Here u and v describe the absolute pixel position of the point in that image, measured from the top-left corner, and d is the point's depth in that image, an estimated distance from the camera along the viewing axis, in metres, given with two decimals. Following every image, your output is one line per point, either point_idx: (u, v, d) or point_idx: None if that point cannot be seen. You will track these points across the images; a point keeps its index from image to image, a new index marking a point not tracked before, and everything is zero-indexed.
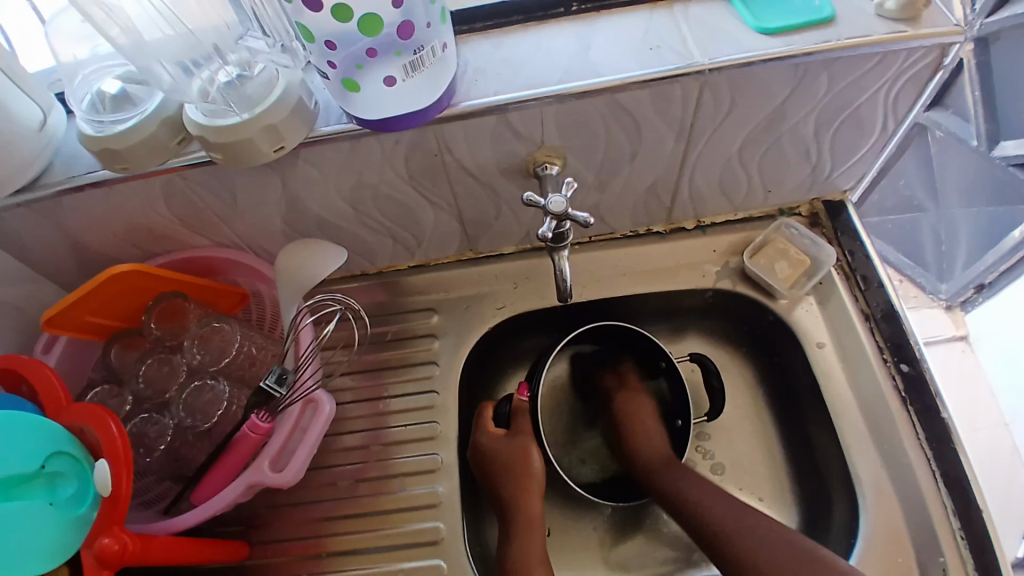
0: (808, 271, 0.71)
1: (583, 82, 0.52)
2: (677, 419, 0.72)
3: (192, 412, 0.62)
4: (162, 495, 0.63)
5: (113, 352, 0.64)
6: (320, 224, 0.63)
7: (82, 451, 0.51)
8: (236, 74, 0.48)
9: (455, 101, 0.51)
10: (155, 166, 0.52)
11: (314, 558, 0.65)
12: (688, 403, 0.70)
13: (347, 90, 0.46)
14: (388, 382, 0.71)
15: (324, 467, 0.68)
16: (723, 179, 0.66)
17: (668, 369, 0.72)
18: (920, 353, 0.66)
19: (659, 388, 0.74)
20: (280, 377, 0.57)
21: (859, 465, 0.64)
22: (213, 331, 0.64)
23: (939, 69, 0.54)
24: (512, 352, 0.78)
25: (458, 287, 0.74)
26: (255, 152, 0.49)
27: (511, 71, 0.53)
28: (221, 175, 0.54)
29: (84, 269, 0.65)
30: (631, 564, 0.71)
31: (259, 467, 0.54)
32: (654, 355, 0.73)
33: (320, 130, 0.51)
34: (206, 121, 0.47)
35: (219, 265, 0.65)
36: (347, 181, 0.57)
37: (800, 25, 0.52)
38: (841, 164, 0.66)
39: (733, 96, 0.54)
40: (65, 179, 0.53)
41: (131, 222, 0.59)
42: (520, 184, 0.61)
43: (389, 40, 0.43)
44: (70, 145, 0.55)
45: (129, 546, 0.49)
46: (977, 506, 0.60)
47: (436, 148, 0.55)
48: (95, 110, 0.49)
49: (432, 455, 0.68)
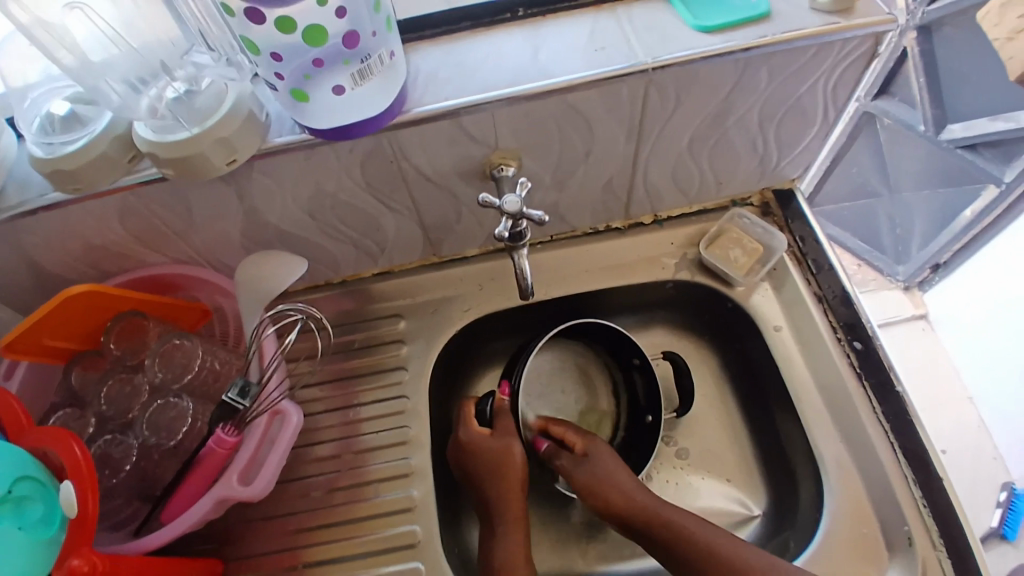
0: (762, 258, 0.73)
1: (532, 84, 0.52)
2: (648, 415, 0.73)
3: (157, 429, 0.62)
4: (134, 516, 0.61)
5: (74, 375, 0.63)
6: (281, 235, 0.63)
7: (47, 475, 0.51)
8: (183, 90, 0.48)
9: (407, 108, 0.51)
10: (107, 185, 0.51)
11: (291, 570, 0.64)
12: (660, 399, 0.71)
13: (297, 100, 0.46)
14: (359, 389, 0.72)
15: (297, 479, 0.68)
16: (676, 173, 0.68)
17: (642, 366, 0.73)
18: (872, 331, 0.69)
19: (634, 382, 0.75)
20: (243, 390, 0.56)
21: (821, 443, 0.67)
22: (173, 348, 0.64)
23: (874, 58, 0.57)
24: (480, 353, 0.79)
25: (425, 292, 0.75)
26: (208, 165, 0.48)
27: (461, 76, 0.54)
28: (177, 190, 0.54)
29: (42, 292, 0.64)
30: (610, 555, 0.72)
31: (229, 480, 0.54)
32: (629, 352, 0.74)
33: (274, 141, 0.51)
34: (155, 138, 0.47)
35: (179, 281, 0.64)
36: (304, 191, 0.57)
37: (737, 22, 0.54)
38: (789, 153, 0.69)
39: (679, 93, 0.56)
40: (19, 202, 0.52)
41: (87, 242, 0.58)
42: (478, 186, 0.62)
43: (337, 50, 0.43)
44: (21, 167, 0.54)
45: (99, 566, 0.48)
46: (937, 475, 0.63)
47: (391, 154, 0.55)
48: (44, 132, 0.48)
49: (405, 459, 0.68)
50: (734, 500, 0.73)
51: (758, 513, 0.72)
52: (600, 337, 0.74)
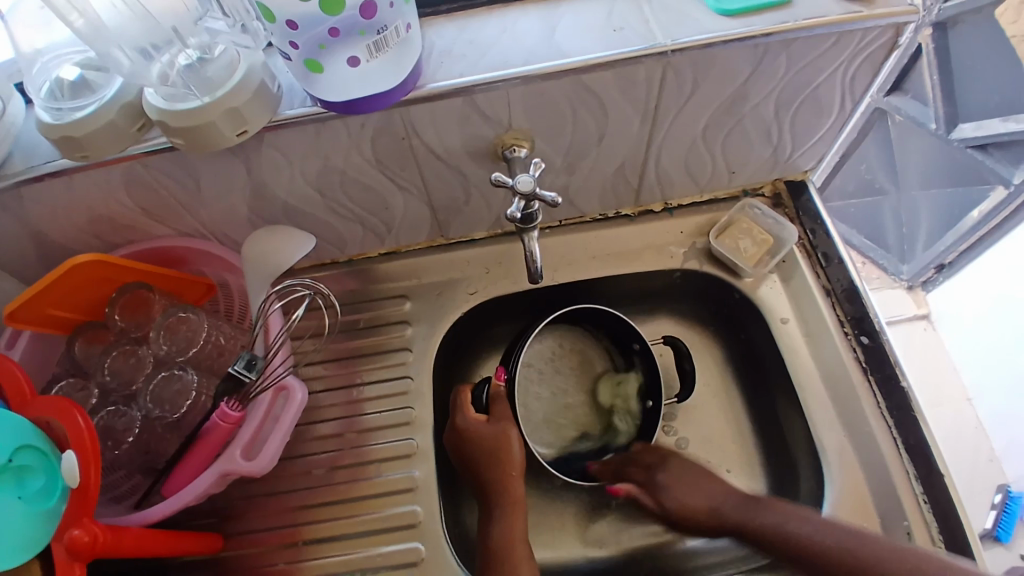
0: (772, 249, 0.73)
1: (548, 63, 0.52)
2: (649, 400, 0.73)
3: (159, 403, 0.62)
4: (133, 489, 0.62)
5: (77, 346, 0.62)
6: (287, 210, 0.63)
7: (48, 444, 0.50)
8: (196, 57, 0.47)
9: (421, 84, 0.51)
10: (115, 154, 0.51)
11: (291, 547, 0.64)
12: (659, 385, 0.71)
13: (311, 71, 0.46)
14: (362, 368, 0.71)
15: (297, 457, 0.68)
16: (688, 161, 0.67)
17: (642, 350, 0.72)
18: (879, 326, 0.68)
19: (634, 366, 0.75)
20: (249, 363, 0.56)
21: (822, 434, 0.67)
22: (178, 321, 0.63)
23: (893, 49, 0.56)
24: (484, 337, 0.78)
25: (431, 273, 0.74)
26: (217, 136, 0.48)
27: (476, 53, 0.53)
28: (185, 162, 0.53)
29: (46, 262, 0.63)
30: (610, 541, 0.72)
31: (230, 455, 0.54)
32: (629, 338, 0.73)
33: (284, 113, 0.50)
34: (165, 106, 0.47)
35: (185, 255, 0.64)
36: (314, 166, 0.57)
37: (757, 7, 0.53)
38: (802, 144, 0.68)
39: (696, 78, 0.55)
40: (25, 169, 0.52)
41: (92, 211, 0.58)
42: (488, 167, 0.62)
43: (352, 20, 0.43)
44: (29, 134, 0.54)
45: (100, 537, 0.49)
46: (939, 472, 0.62)
47: (403, 131, 0.54)
48: (53, 98, 0.48)
49: (407, 440, 0.68)
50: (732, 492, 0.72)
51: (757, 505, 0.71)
52: (601, 322, 0.74)
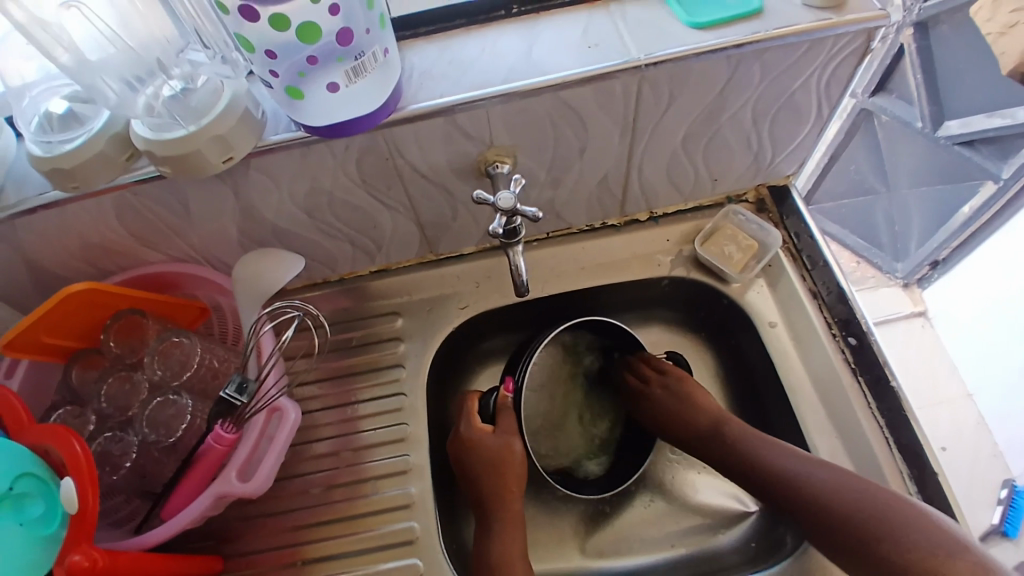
0: (757, 254, 0.74)
1: (526, 81, 0.53)
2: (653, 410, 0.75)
3: (155, 427, 0.62)
4: (132, 514, 0.63)
5: (73, 373, 0.63)
6: (277, 232, 0.64)
7: (48, 471, 0.51)
8: (180, 88, 0.49)
9: (402, 105, 0.52)
10: (105, 183, 0.52)
11: (291, 566, 0.65)
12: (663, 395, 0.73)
13: (292, 98, 0.47)
14: (357, 387, 0.72)
15: (295, 476, 0.68)
16: (671, 170, 0.68)
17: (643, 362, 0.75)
18: (867, 327, 0.68)
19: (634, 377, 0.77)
20: (241, 386, 0.56)
21: (815, 438, 0.67)
22: (172, 346, 0.64)
23: (866, 54, 0.57)
24: (477, 351, 0.79)
25: (422, 289, 0.75)
26: (203, 163, 0.49)
27: (455, 73, 0.54)
28: (174, 189, 0.54)
29: (41, 290, 0.64)
30: (608, 550, 0.72)
31: (225, 478, 0.54)
32: (628, 349, 0.75)
33: (269, 138, 0.51)
34: (152, 136, 0.48)
35: (177, 279, 0.65)
36: (301, 189, 0.58)
37: (729, 19, 0.54)
38: (783, 149, 0.69)
39: (673, 89, 0.56)
40: (17, 201, 0.53)
41: (84, 240, 0.59)
42: (474, 183, 0.63)
43: (329, 47, 0.44)
44: (19, 166, 0.55)
45: (100, 562, 0.49)
46: (932, 472, 0.62)
47: (387, 151, 0.56)
48: (43, 131, 0.49)
49: (403, 456, 0.69)
50: (728, 495, 0.73)
51: (755, 509, 0.72)
52: (599, 335, 0.76)
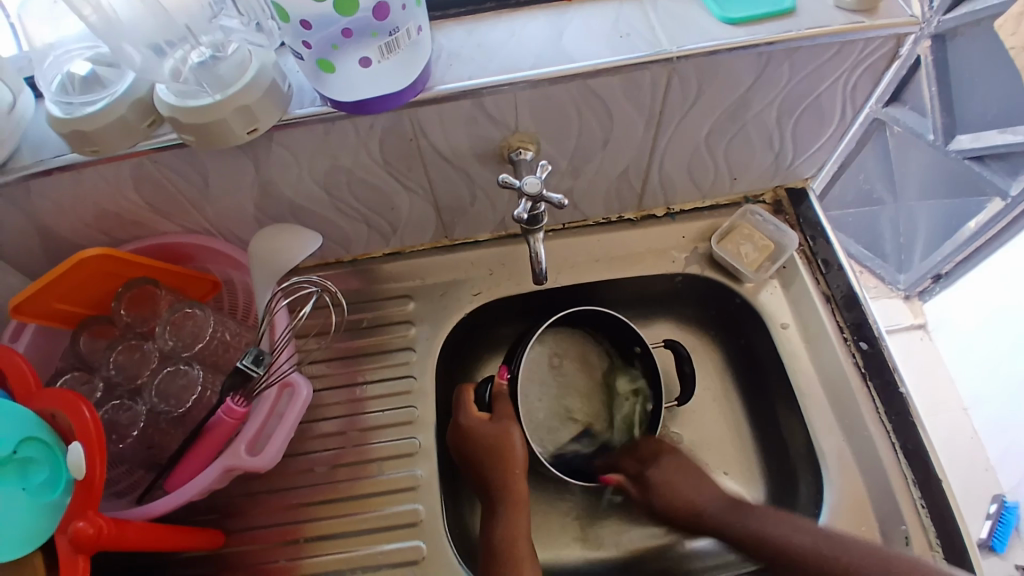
0: (772, 255, 0.73)
1: (556, 68, 0.52)
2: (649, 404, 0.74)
3: (165, 397, 0.62)
4: (133, 486, 0.62)
5: (82, 340, 0.62)
6: (294, 209, 0.63)
7: (53, 437, 0.50)
8: (209, 54, 0.48)
9: (430, 85, 0.52)
10: (125, 149, 0.51)
11: (291, 543, 0.65)
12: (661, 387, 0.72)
13: (323, 71, 0.46)
14: (365, 368, 0.72)
15: (299, 454, 0.68)
16: (691, 167, 0.68)
17: (643, 353, 0.74)
18: (878, 332, 0.69)
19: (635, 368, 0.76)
20: (257, 357, 0.56)
21: (822, 439, 0.67)
22: (185, 317, 0.64)
23: (894, 59, 0.57)
24: (487, 338, 0.79)
25: (435, 274, 0.75)
26: (228, 132, 0.49)
27: (484, 56, 0.54)
28: (194, 159, 0.54)
29: (52, 256, 0.64)
30: (608, 543, 0.72)
31: (236, 451, 0.54)
32: (628, 340, 0.74)
33: (293, 113, 0.51)
34: (177, 102, 0.47)
35: (191, 252, 0.64)
36: (323, 165, 0.57)
37: (761, 16, 0.54)
38: (804, 151, 0.69)
39: (700, 84, 0.56)
40: (34, 163, 0.52)
41: (100, 207, 0.58)
42: (495, 169, 0.62)
43: (365, 21, 0.43)
44: (37, 129, 0.54)
45: (105, 529, 0.49)
46: (937, 478, 0.63)
47: (412, 131, 0.55)
48: (64, 91, 0.48)
49: (409, 439, 0.69)
50: (731, 494, 0.73)
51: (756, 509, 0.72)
52: (598, 326, 0.75)
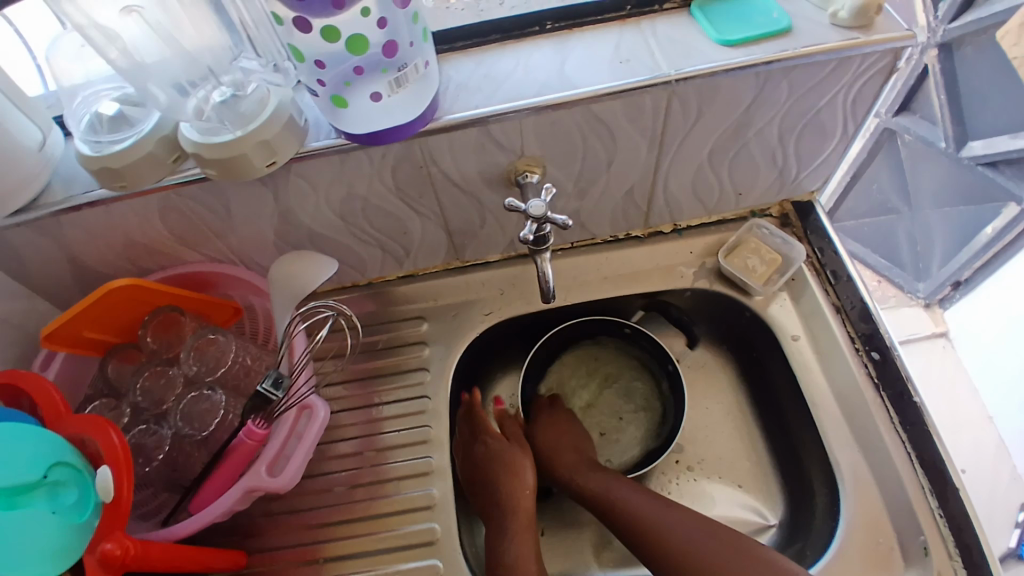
0: (780, 268, 0.74)
1: (560, 94, 0.54)
2: (667, 363, 0.76)
3: (189, 420, 0.64)
4: (159, 507, 0.64)
5: (110, 367, 0.65)
6: (311, 237, 0.66)
7: (83, 461, 0.52)
8: (229, 93, 0.51)
9: (438, 116, 0.54)
10: (151, 184, 0.54)
11: (312, 564, 0.66)
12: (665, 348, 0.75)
13: (336, 106, 0.49)
14: (381, 389, 0.73)
15: (319, 474, 0.70)
16: (695, 185, 0.69)
17: (633, 330, 0.77)
18: (890, 342, 0.69)
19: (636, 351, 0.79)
20: (277, 381, 0.57)
21: (836, 452, 0.67)
22: (208, 343, 0.66)
23: (892, 73, 0.58)
24: (499, 358, 0.81)
25: (447, 295, 0.77)
26: (248, 166, 0.51)
27: (491, 86, 0.56)
28: (215, 191, 0.56)
29: (81, 286, 0.66)
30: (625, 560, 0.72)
31: (256, 471, 0.56)
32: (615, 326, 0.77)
33: (310, 145, 0.53)
34: (199, 138, 0.50)
35: (213, 279, 0.67)
36: (337, 194, 0.60)
37: (758, 37, 0.55)
38: (808, 165, 0.70)
39: (700, 105, 0.57)
40: (64, 198, 0.55)
41: (127, 239, 0.61)
42: (503, 192, 0.64)
43: (376, 59, 0.46)
44: (66, 165, 0.57)
45: (131, 550, 0.50)
46: (954, 487, 0.63)
47: (422, 160, 0.57)
48: (92, 131, 0.51)
49: (425, 458, 0.70)
50: (748, 509, 0.73)
51: (773, 522, 0.72)
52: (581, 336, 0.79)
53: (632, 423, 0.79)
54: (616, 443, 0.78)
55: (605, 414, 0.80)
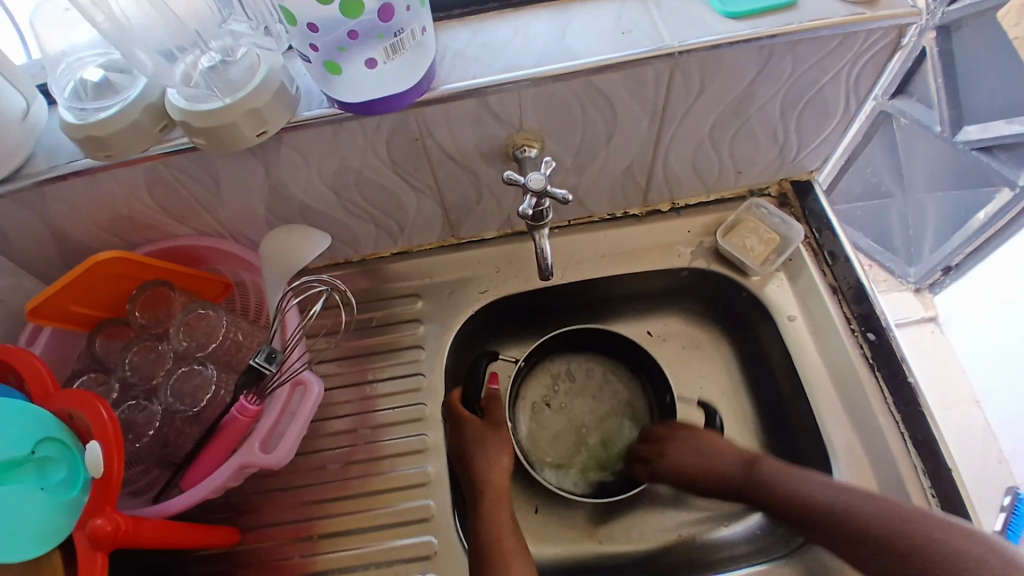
0: (778, 247, 0.74)
1: (559, 66, 0.53)
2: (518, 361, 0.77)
3: (181, 397, 0.63)
4: (151, 484, 0.63)
5: (98, 342, 0.64)
6: (304, 210, 0.64)
7: (70, 437, 0.51)
8: (218, 59, 0.49)
9: (435, 86, 0.52)
10: (138, 153, 0.52)
11: (305, 540, 0.66)
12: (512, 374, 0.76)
13: (330, 73, 0.47)
14: (374, 366, 0.73)
15: (311, 452, 0.69)
16: (694, 162, 0.68)
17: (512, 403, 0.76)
18: (885, 323, 0.69)
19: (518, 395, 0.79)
20: (270, 355, 0.56)
21: (831, 431, 0.67)
22: (198, 318, 0.65)
23: (896, 50, 0.57)
24: (495, 338, 0.80)
25: (442, 272, 0.76)
26: (238, 135, 0.49)
27: (489, 55, 0.54)
28: (205, 161, 0.55)
29: (67, 258, 0.65)
30: (616, 535, 0.73)
31: (250, 448, 0.55)
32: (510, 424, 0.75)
33: (303, 115, 0.52)
34: (187, 106, 0.48)
35: (203, 254, 0.66)
36: (331, 166, 0.58)
37: (762, 10, 0.54)
38: (808, 144, 0.69)
39: (702, 78, 0.56)
40: (48, 168, 0.53)
41: (114, 210, 0.59)
42: (499, 167, 0.63)
43: (371, 24, 0.44)
44: (50, 135, 0.55)
45: (122, 526, 0.50)
46: (946, 466, 0.63)
47: (417, 131, 0.56)
48: (77, 97, 0.49)
49: (420, 436, 0.69)
50: None
51: None
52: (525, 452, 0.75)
53: (581, 405, 0.81)
54: (605, 410, 0.80)
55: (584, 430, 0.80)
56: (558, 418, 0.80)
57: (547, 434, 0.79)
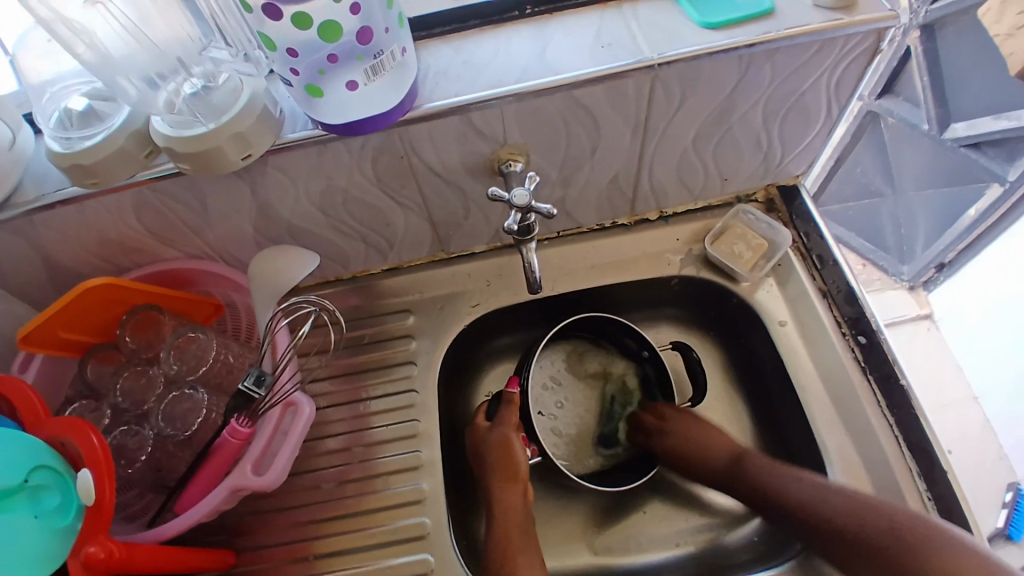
0: (766, 253, 0.74)
1: (540, 81, 0.53)
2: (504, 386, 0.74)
3: (171, 421, 0.63)
4: (145, 509, 0.63)
5: (89, 368, 0.63)
6: (292, 230, 0.64)
7: (63, 464, 0.51)
8: (200, 86, 0.50)
9: (417, 104, 0.53)
10: (124, 180, 0.52)
11: (301, 561, 0.65)
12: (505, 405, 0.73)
13: (312, 95, 0.48)
14: (367, 383, 0.73)
15: (306, 471, 0.69)
16: (680, 171, 0.69)
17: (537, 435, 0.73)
18: (876, 325, 0.69)
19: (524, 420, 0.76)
20: (258, 379, 0.56)
21: (824, 436, 0.68)
22: (188, 340, 0.65)
23: (876, 53, 0.57)
24: (487, 353, 0.80)
25: (433, 288, 0.76)
26: (222, 161, 0.50)
27: (470, 73, 0.55)
28: (192, 186, 0.55)
29: (58, 284, 0.65)
30: (616, 548, 0.73)
31: (241, 471, 0.55)
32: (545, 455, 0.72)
33: (287, 137, 0.52)
34: (172, 133, 0.48)
35: (192, 276, 0.66)
36: (317, 186, 0.59)
37: (740, 20, 0.54)
38: (792, 150, 0.69)
39: (683, 89, 0.57)
40: (36, 197, 0.54)
41: (102, 236, 0.60)
42: (486, 182, 0.63)
43: (350, 46, 0.44)
44: (38, 163, 0.55)
45: (115, 553, 0.49)
46: (942, 468, 0.62)
47: (402, 150, 0.56)
48: (62, 127, 0.50)
49: (414, 452, 0.69)
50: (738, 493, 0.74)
51: None
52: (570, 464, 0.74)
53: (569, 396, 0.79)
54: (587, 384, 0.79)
55: (588, 412, 0.78)
56: (563, 423, 0.78)
57: (564, 437, 0.77)
